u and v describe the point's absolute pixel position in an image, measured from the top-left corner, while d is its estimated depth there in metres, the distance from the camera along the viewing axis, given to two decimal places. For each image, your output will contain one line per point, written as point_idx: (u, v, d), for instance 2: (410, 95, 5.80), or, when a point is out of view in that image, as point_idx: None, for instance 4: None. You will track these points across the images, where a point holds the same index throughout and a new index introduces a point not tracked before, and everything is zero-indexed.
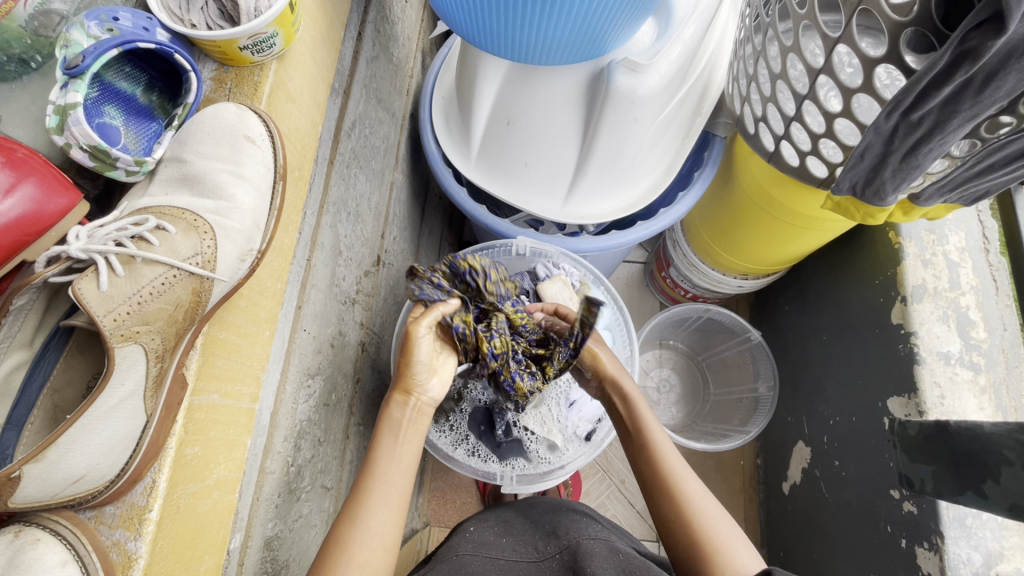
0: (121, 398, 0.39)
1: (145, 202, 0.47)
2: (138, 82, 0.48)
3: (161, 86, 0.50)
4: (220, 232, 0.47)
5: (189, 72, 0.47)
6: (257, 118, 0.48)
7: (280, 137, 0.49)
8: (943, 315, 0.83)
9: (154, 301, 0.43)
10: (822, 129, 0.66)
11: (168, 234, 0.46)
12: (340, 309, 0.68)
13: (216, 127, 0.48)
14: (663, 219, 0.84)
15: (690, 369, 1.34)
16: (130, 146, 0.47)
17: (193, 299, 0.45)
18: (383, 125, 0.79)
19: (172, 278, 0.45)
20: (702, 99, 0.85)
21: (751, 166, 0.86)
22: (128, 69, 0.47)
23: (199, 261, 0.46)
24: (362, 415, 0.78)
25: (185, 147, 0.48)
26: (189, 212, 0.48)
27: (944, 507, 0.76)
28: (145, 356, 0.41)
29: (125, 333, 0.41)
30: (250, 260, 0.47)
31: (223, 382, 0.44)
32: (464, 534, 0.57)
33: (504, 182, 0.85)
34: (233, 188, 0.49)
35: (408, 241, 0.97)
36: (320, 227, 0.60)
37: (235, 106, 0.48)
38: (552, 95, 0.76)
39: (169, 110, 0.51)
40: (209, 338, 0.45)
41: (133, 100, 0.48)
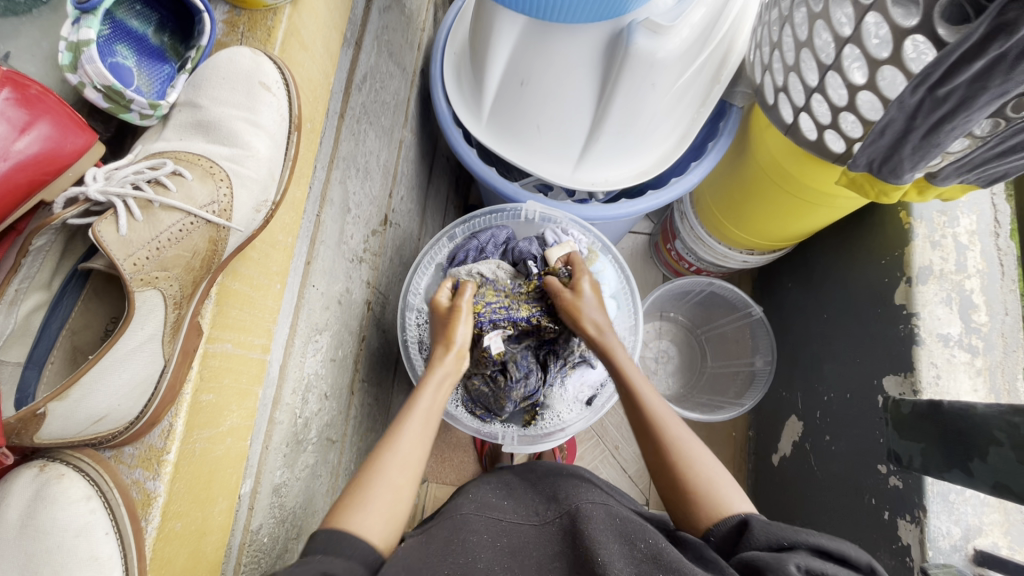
0: (140, 341, 0.40)
1: (161, 147, 0.48)
2: (149, 22, 0.47)
3: (172, 27, 0.49)
4: (236, 180, 0.47)
5: (204, 13, 0.45)
6: (271, 64, 0.47)
7: (296, 86, 0.49)
8: (946, 298, 0.83)
9: (172, 249, 0.43)
10: (843, 102, 0.65)
11: (184, 180, 0.46)
12: (347, 266, 0.68)
13: (232, 72, 0.48)
14: (676, 188, 0.83)
15: (689, 342, 1.36)
16: (144, 88, 0.47)
17: (210, 248, 0.45)
18: (394, 80, 0.78)
19: (189, 225, 0.45)
20: (721, 67, 0.82)
21: (767, 138, 0.84)
22: (139, 7, 0.47)
23: (216, 209, 0.46)
24: (366, 372, 0.80)
25: (199, 91, 0.49)
26: (205, 159, 0.47)
27: (930, 483, 0.78)
28: (164, 301, 0.42)
29: (145, 278, 0.42)
30: (264, 211, 0.47)
31: (236, 332, 0.45)
32: (466, 495, 0.60)
33: (514, 143, 0.84)
34: (248, 135, 0.48)
35: (414, 202, 0.96)
36: (330, 182, 0.60)
37: (251, 51, 0.48)
38: (567, 56, 0.73)
39: (181, 52, 0.50)
40: (223, 288, 0.45)
41: (144, 41, 0.47)
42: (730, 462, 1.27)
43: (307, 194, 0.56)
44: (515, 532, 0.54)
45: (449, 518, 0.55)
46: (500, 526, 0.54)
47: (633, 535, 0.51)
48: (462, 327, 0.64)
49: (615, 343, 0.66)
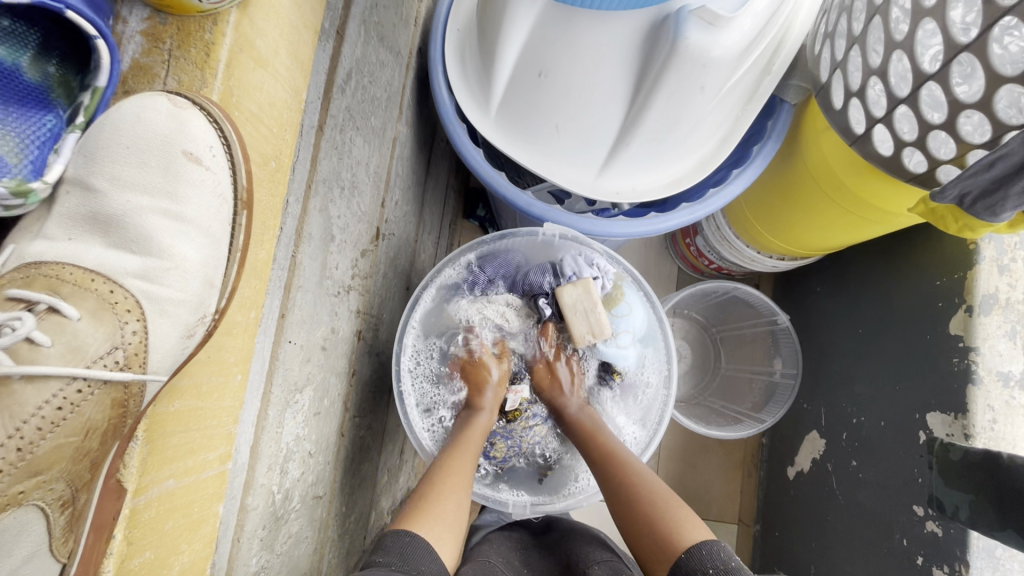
0: (21, 559, 0.34)
1: (40, 249, 0.38)
2: (25, 46, 0.35)
3: (60, 50, 0.36)
4: (149, 310, 0.39)
5: (96, 37, 0.33)
6: (200, 120, 0.37)
7: (242, 147, 0.39)
8: (1010, 331, 0.74)
9: (55, 433, 0.35)
10: (940, 119, 0.53)
11: (70, 320, 0.37)
12: (332, 303, 0.58)
13: (144, 134, 0.38)
14: (712, 203, 0.73)
15: (703, 342, 1.27)
16: (13, 156, 0.36)
17: (115, 414, 0.37)
18: (387, 69, 0.64)
19: (77, 394, 0.36)
20: (775, 55, 0.69)
21: (824, 143, 0.72)
22: (5, 24, 0.34)
23: (121, 358, 0.38)
24: (357, 408, 0.71)
25: (94, 163, 0.38)
26: (99, 280, 0.38)
27: (975, 536, 0.71)
28: (45, 512, 0.35)
29: (11, 493, 0.33)
30: (197, 335, 0.40)
31: (179, 462, 0.38)
32: (491, 543, 0.62)
33: (527, 144, 0.71)
34: (168, 237, 0.40)
35: (411, 203, 0.84)
36: (307, 215, 0.47)
37: (168, 101, 0.38)
38: (600, 47, 0.60)
39: (73, 87, 0.38)
40: (155, 417, 0.39)
41: (16, 77, 0.35)
42: (739, 467, 1.23)
43: (275, 242, 0.45)
44: None
45: (475, 562, 0.57)
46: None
47: None
48: (493, 390, 0.65)
49: (581, 410, 0.67)
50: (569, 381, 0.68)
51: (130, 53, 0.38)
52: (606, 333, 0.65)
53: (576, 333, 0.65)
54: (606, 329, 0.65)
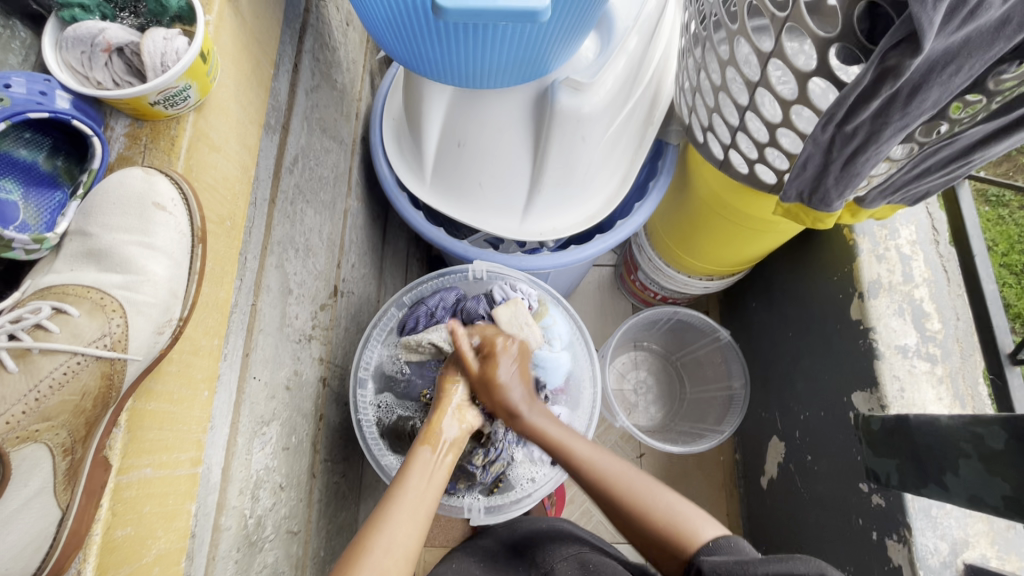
0: (25, 499, 0.39)
1: (50, 279, 0.47)
2: (41, 148, 0.46)
3: (65, 150, 0.48)
4: (129, 308, 0.46)
5: (92, 136, 0.46)
6: (165, 182, 0.46)
7: (195, 198, 0.48)
8: (898, 309, 0.84)
9: (55, 395, 0.42)
10: (765, 138, 0.66)
11: (70, 317, 0.45)
12: (294, 348, 0.66)
13: (122, 194, 0.47)
14: (621, 230, 0.84)
15: (665, 369, 1.35)
16: (30, 222, 0.46)
17: (103, 384, 0.43)
18: (331, 154, 0.78)
19: (75, 366, 0.44)
20: (653, 107, 0.84)
21: (704, 173, 0.86)
22: (29, 134, 0.45)
23: (108, 342, 0.45)
24: (328, 451, 0.77)
25: (89, 220, 0.48)
26: (94, 290, 0.47)
27: (910, 499, 0.77)
28: (50, 453, 0.41)
29: (23, 434, 0.40)
30: (168, 330, 0.46)
31: (156, 454, 0.43)
32: (450, 563, 0.64)
33: (458, 201, 0.84)
34: (143, 260, 0.48)
35: (368, 266, 0.95)
36: (264, 270, 0.58)
37: (143, 171, 0.47)
38: (499, 116, 0.75)
39: (75, 173, 0.49)
40: (134, 412, 0.43)
41: (35, 168, 0.46)
42: (720, 487, 1.25)
43: (234, 287, 0.54)
44: None
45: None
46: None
47: None
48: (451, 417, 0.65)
49: (530, 410, 0.66)
50: (513, 378, 0.66)
51: (117, 149, 0.49)
52: (539, 341, 0.75)
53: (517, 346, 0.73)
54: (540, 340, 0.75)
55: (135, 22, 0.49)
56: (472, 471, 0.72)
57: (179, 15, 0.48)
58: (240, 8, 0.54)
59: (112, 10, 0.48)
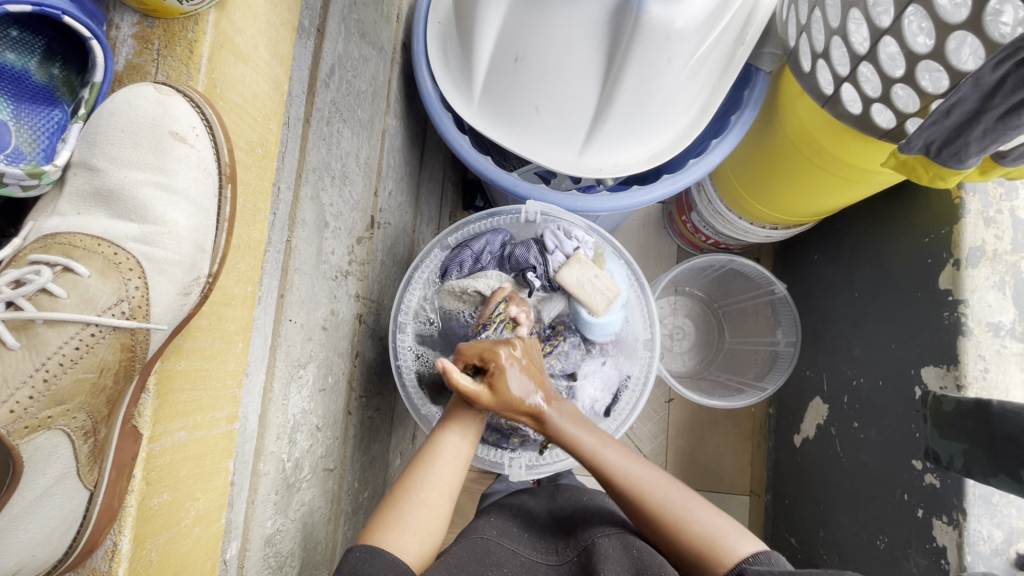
0: (46, 488, 0.37)
1: (56, 223, 0.41)
2: (31, 52, 0.39)
3: (63, 53, 0.40)
4: (149, 268, 0.42)
5: (89, 38, 0.37)
6: (182, 103, 0.40)
7: (223, 129, 0.42)
8: (999, 282, 0.75)
9: (69, 374, 0.38)
10: (899, 73, 0.55)
11: (79, 277, 0.40)
12: (331, 286, 0.61)
13: (134, 118, 0.41)
14: (691, 172, 0.75)
15: (705, 316, 1.28)
16: (25, 148, 0.40)
17: (124, 356, 0.40)
18: (370, 64, 0.67)
19: (90, 337, 0.39)
20: (747, 25, 0.71)
21: (799, 107, 0.73)
22: (15, 32, 0.38)
23: (127, 309, 0.41)
24: (363, 388, 0.75)
25: (93, 150, 0.42)
26: (105, 244, 0.41)
27: (971, 485, 0.73)
28: (69, 436, 0.38)
29: (32, 422, 0.36)
30: (195, 291, 0.42)
31: (189, 416, 0.42)
32: (486, 520, 0.61)
33: (509, 126, 0.73)
34: (161, 206, 0.42)
35: (405, 193, 0.87)
36: (299, 202, 0.51)
37: (155, 91, 0.40)
38: (568, 23, 0.63)
39: (77, 85, 0.42)
40: (165, 373, 0.41)
41: (25, 78, 0.39)
42: (748, 439, 1.24)
43: (266, 224, 0.48)
44: (532, 565, 0.55)
45: (468, 541, 0.56)
46: (517, 557, 0.55)
47: (647, 573, 0.49)
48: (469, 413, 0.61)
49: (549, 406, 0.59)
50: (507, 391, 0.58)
51: (124, 55, 0.42)
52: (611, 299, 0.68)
53: (593, 307, 0.68)
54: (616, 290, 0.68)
55: None
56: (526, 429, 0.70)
57: None
58: None
59: None
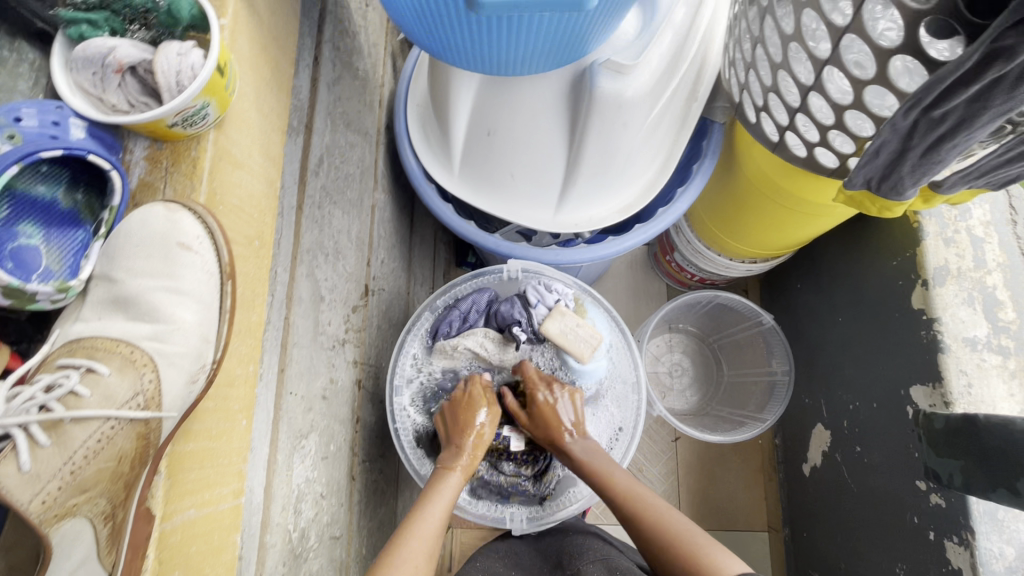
0: (71, 569, 0.39)
1: (79, 330, 0.45)
2: (59, 182, 0.44)
3: (86, 181, 0.46)
4: (162, 361, 0.45)
5: (110, 169, 0.43)
6: (189, 216, 0.44)
7: (221, 232, 0.45)
8: (968, 298, 0.78)
9: (91, 465, 0.41)
10: (830, 121, 0.60)
11: (100, 375, 0.43)
12: (328, 355, 0.64)
13: (146, 234, 0.45)
14: (662, 220, 0.80)
15: (702, 352, 1.30)
16: (53, 268, 0.44)
17: (138, 445, 0.43)
18: (356, 148, 0.74)
19: (110, 431, 0.42)
20: (696, 84, 0.78)
21: (753, 153, 0.79)
22: (46, 168, 0.43)
23: (142, 400, 0.44)
24: (366, 451, 0.77)
25: (113, 264, 0.46)
26: (123, 344, 0.45)
27: (975, 502, 0.73)
28: (91, 522, 0.41)
29: (61, 510, 0.40)
30: (202, 378, 0.45)
31: (198, 493, 0.43)
32: (476, 565, 0.65)
33: (489, 193, 0.79)
34: (171, 306, 0.47)
35: (397, 259, 0.92)
36: (295, 281, 0.56)
37: (164, 206, 0.45)
38: (529, 100, 0.70)
39: (96, 207, 0.47)
40: (175, 455, 0.43)
41: (53, 206, 0.44)
42: (759, 472, 1.22)
43: (266, 306, 0.52)
44: None
45: None
46: None
47: None
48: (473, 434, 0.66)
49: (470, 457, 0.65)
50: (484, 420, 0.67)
51: (138, 175, 0.46)
52: (597, 341, 0.72)
53: (579, 354, 0.71)
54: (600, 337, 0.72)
55: (146, 35, 0.45)
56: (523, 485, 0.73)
57: (192, 25, 0.45)
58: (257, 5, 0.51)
59: (121, 23, 0.44)
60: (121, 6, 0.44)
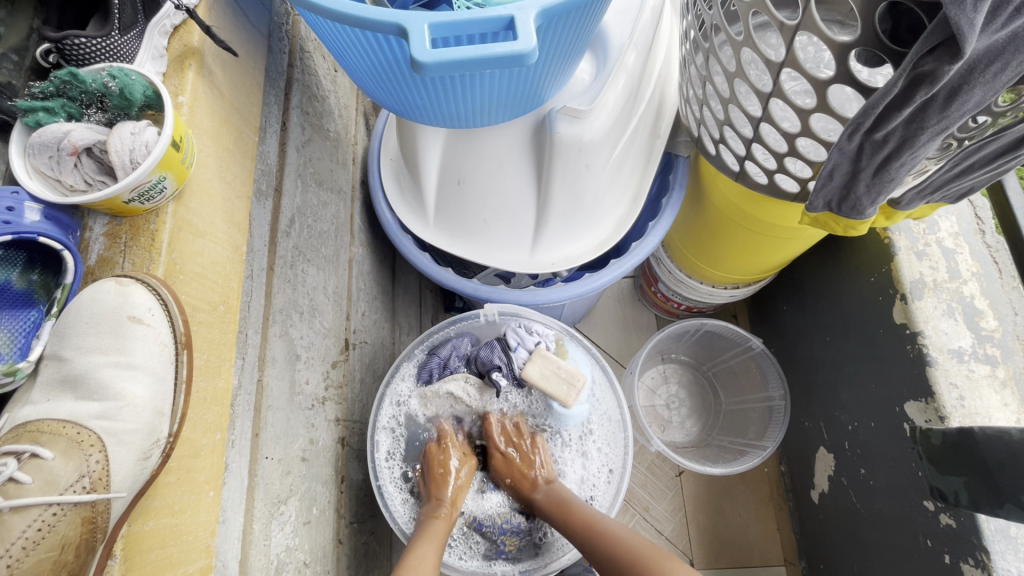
0: None
1: (27, 413, 0.44)
2: (14, 265, 0.44)
3: (41, 262, 0.46)
4: (110, 440, 0.44)
5: (62, 249, 0.44)
6: (141, 291, 0.44)
7: (176, 302, 0.45)
8: (947, 309, 0.78)
9: (33, 555, 0.39)
10: (784, 148, 0.62)
11: (43, 460, 0.42)
12: (307, 416, 0.63)
13: (97, 311, 0.45)
14: (637, 254, 0.80)
15: (697, 381, 1.28)
16: (3, 351, 0.44)
17: (85, 529, 0.41)
18: (330, 206, 0.75)
19: (55, 516, 0.41)
20: (658, 120, 0.80)
21: (719, 184, 0.81)
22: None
23: (88, 483, 0.42)
24: (354, 512, 0.74)
25: (63, 343, 0.46)
26: (70, 425, 0.44)
27: (984, 519, 0.71)
28: None
29: None
30: (155, 453, 0.44)
31: (161, 573, 0.41)
32: None
33: (463, 241, 0.80)
34: (121, 384, 0.45)
35: (380, 310, 0.92)
36: (268, 342, 0.56)
37: (115, 285, 0.45)
38: (493, 149, 0.73)
39: (52, 286, 0.47)
40: (130, 537, 0.42)
41: (7, 289, 0.44)
42: (768, 502, 1.18)
43: (235, 369, 0.52)
44: None
45: None
46: None
47: None
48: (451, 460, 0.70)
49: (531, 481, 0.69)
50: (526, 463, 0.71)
51: (96, 252, 0.47)
52: (581, 381, 0.71)
53: (562, 398, 0.71)
54: (581, 376, 0.72)
55: (103, 117, 0.47)
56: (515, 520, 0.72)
57: (147, 105, 0.47)
58: (217, 80, 0.53)
59: (78, 108, 0.47)
60: (77, 92, 0.46)
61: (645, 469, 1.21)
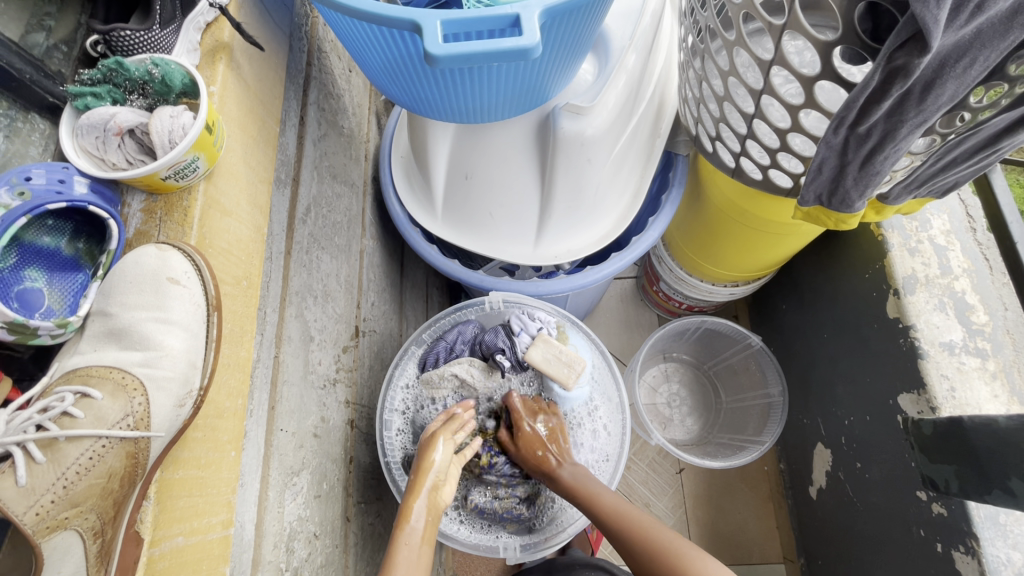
0: None
1: (76, 361, 0.49)
2: (63, 233, 0.48)
3: (86, 232, 0.50)
4: (150, 385, 0.48)
5: (109, 219, 0.48)
6: (178, 256, 0.48)
7: (209, 270, 0.49)
8: (939, 304, 0.80)
9: (82, 480, 0.44)
10: (776, 144, 0.65)
11: (94, 400, 0.47)
12: (319, 394, 0.66)
13: (138, 273, 0.48)
14: (637, 248, 0.83)
15: (698, 379, 1.30)
16: (55, 306, 0.48)
17: (127, 463, 0.45)
18: (344, 199, 0.79)
19: (101, 448, 0.45)
20: (657, 120, 0.84)
21: (716, 181, 0.84)
22: (52, 222, 0.47)
23: (131, 422, 0.46)
24: (361, 493, 0.76)
25: (109, 300, 0.49)
26: (116, 370, 0.48)
27: (974, 507, 0.73)
28: (81, 538, 0.43)
29: (52, 523, 0.42)
30: (188, 403, 0.47)
31: (187, 521, 0.45)
32: None
33: (470, 233, 0.83)
34: (160, 335, 0.49)
35: (388, 301, 0.95)
36: (285, 321, 0.59)
37: (156, 248, 0.48)
38: (499, 144, 0.76)
39: (96, 254, 0.51)
40: (163, 481, 0.45)
41: (58, 254, 0.48)
42: (768, 499, 1.20)
43: (254, 343, 0.55)
44: None
45: None
46: None
47: None
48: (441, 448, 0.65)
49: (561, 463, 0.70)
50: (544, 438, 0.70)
51: (134, 226, 0.51)
52: (580, 364, 0.75)
53: (563, 379, 0.74)
54: (580, 360, 0.75)
55: (144, 103, 0.52)
56: (518, 508, 0.74)
57: (184, 92, 0.51)
58: (244, 74, 0.57)
59: (122, 93, 0.50)
60: (121, 79, 0.50)
61: (646, 465, 1.22)
